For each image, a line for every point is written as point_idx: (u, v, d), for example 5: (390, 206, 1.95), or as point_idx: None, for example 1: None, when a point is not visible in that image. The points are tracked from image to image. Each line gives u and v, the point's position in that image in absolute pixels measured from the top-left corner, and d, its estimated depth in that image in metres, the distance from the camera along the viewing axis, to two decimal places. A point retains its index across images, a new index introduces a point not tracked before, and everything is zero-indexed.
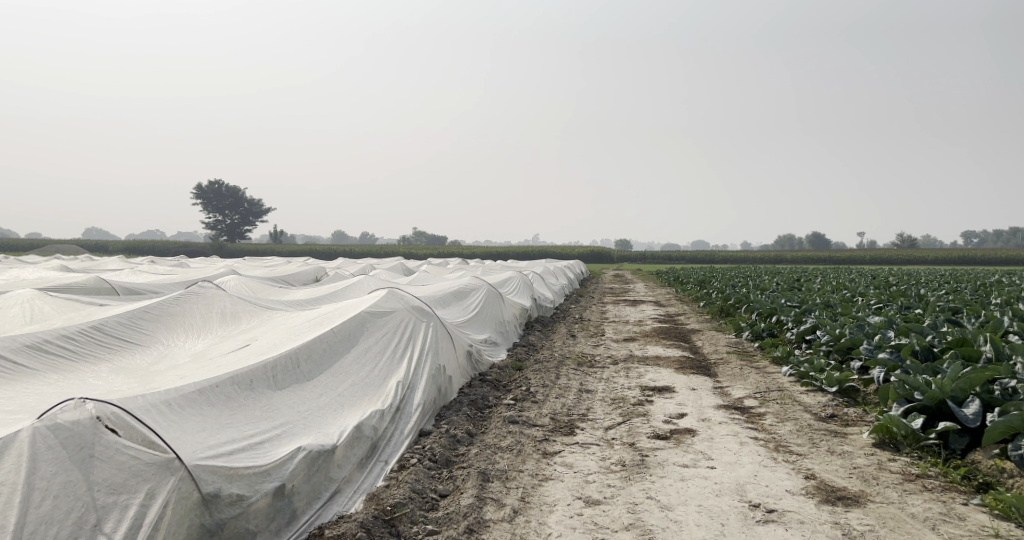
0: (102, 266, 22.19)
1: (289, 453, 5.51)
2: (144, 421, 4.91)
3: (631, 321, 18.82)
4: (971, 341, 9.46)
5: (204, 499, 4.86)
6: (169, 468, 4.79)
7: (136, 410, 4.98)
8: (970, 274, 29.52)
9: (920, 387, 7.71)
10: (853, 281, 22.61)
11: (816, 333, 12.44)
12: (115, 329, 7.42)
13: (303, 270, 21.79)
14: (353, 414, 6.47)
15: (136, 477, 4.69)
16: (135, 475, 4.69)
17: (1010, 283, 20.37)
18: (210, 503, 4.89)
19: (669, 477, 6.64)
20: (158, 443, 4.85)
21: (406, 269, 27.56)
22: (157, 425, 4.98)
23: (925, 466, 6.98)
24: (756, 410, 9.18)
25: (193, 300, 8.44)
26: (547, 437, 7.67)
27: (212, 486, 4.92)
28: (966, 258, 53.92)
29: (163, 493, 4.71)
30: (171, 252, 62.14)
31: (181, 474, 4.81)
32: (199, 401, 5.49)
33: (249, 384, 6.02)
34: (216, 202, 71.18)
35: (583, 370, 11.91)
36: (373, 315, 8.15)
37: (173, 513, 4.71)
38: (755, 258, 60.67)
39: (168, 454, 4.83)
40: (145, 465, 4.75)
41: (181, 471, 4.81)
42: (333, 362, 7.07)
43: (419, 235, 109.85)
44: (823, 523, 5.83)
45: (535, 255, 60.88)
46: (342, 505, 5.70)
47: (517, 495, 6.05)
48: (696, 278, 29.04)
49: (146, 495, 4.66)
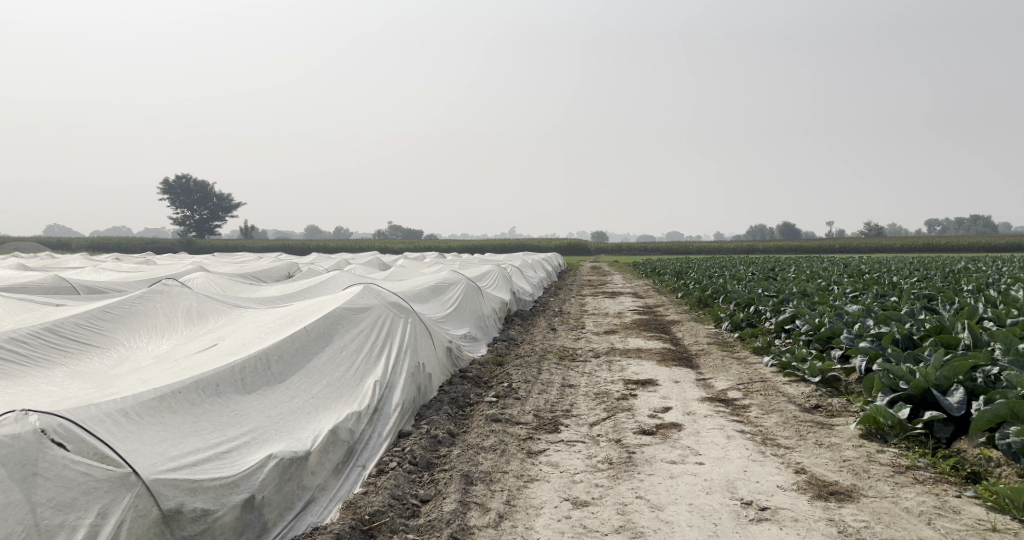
0: (63, 264, 21.53)
1: (258, 462, 5.21)
2: (95, 434, 4.59)
3: (610, 312, 18.67)
4: (950, 328, 9.37)
5: (164, 515, 4.55)
6: (125, 484, 4.48)
7: (86, 422, 4.65)
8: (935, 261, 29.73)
9: (904, 376, 7.56)
10: (826, 269, 22.69)
11: (795, 322, 12.34)
12: (72, 331, 7.05)
13: (275, 266, 21.30)
14: (328, 418, 6.17)
15: (86, 495, 4.36)
16: (85, 492, 4.37)
17: (977, 269, 20.61)
18: (172, 520, 4.59)
19: (657, 475, 6.43)
20: (111, 457, 4.53)
21: (381, 263, 27.21)
22: (111, 437, 4.66)
23: (914, 457, 6.84)
24: (741, 402, 9.03)
25: (157, 299, 8.06)
26: (530, 435, 7.44)
27: (173, 502, 4.61)
28: (933, 245, 54.76)
29: (117, 512, 4.39)
30: (139, 249, 61.01)
31: (138, 490, 4.50)
32: (159, 409, 5.17)
33: (215, 388, 5.70)
34: (185, 197, 70.05)
35: (565, 364, 11.69)
36: (348, 311, 7.83)
37: (128, 532, 4.41)
38: (730, 249, 61.02)
39: (124, 469, 4.52)
40: (97, 482, 4.42)
41: (138, 487, 4.50)
42: (306, 362, 6.76)
43: (394, 229, 109.14)
44: (819, 520, 5.66)
45: (512, 248, 60.71)
46: (318, 514, 5.41)
47: (502, 499, 5.80)
48: (671, 269, 29.04)
49: (98, 515, 4.35)
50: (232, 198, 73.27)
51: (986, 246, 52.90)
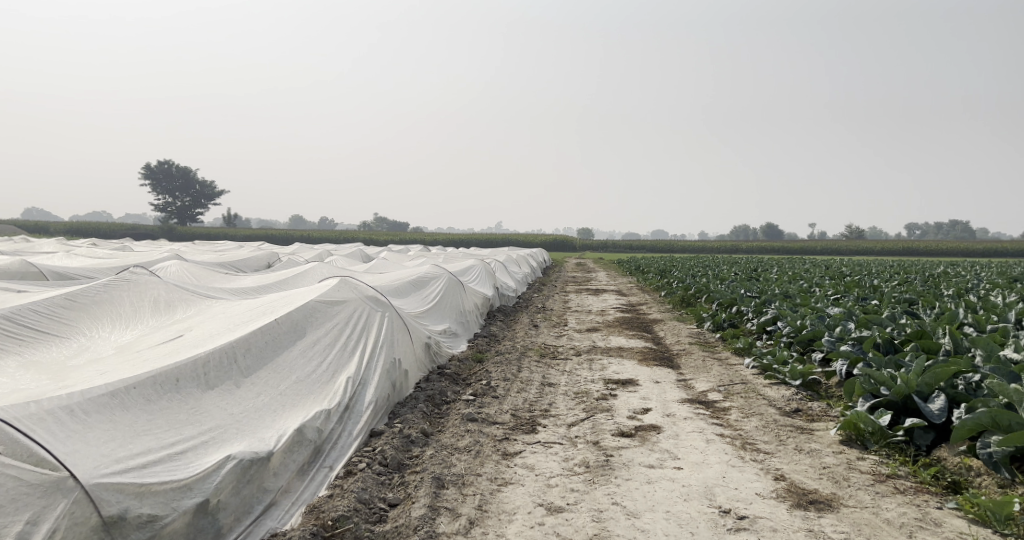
0: (35, 249, 21.08)
1: (215, 464, 4.99)
2: (32, 436, 4.36)
3: (594, 310, 18.54)
4: (930, 333, 9.29)
5: (105, 522, 4.33)
6: (61, 489, 4.26)
7: (22, 422, 4.42)
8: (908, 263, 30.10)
9: (886, 382, 7.45)
10: (808, 271, 22.67)
11: (777, 324, 12.26)
12: (30, 320, 6.80)
13: (255, 255, 20.97)
14: (295, 416, 5.96)
15: (15, 503, 4.13)
16: (14, 499, 4.13)
17: (957, 274, 20.69)
18: (114, 527, 4.37)
19: (635, 480, 6.27)
20: (47, 461, 4.30)
21: (364, 255, 26.90)
22: (50, 438, 4.44)
23: (895, 465, 6.69)
24: (721, 404, 8.89)
25: (124, 287, 7.81)
26: (507, 436, 7.26)
27: (116, 508, 4.39)
28: (914, 250, 55.27)
29: (50, 520, 4.17)
30: (116, 235, 60.25)
31: (76, 496, 4.27)
32: (110, 406, 4.95)
33: (175, 383, 5.48)
34: (166, 183, 69.20)
35: (545, 362, 11.52)
36: (323, 304, 7.62)
37: None
38: (714, 248, 61.20)
39: (61, 473, 4.30)
40: (29, 487, 4.19)
41: (76, 494, 4.28)
42: (275, 356, 6.54)
43: (378, 221, 108.72)
44: (797, 530, 5.52)
45: (497, 243, 60.62)
46: (278, 519, 5.20)
47: (474, 504, 5.62)
48: (656, 267, 29.03)
49: (29, 522, 4.14)
50: (214, 186, 72.44)
51: (964, 250, 53.46)
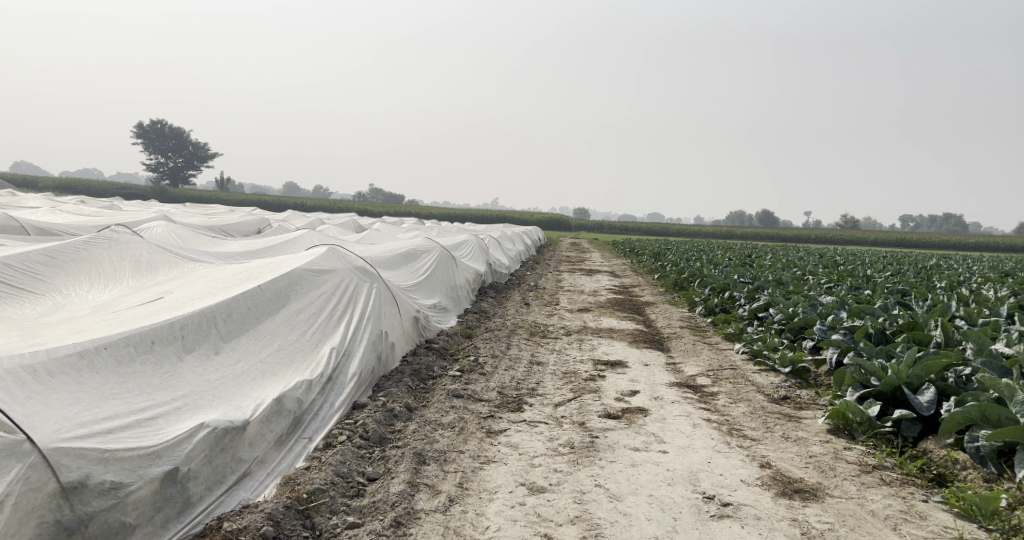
0: (22, 204, 20.79)
1: (187, 432, 4.87)
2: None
3: (587, 290, 18.46)
4: (922, 324, 9.20)
5: (63, 489, 4.22)
6: (16, 454, 4.12)
7: None
8: (900, 255, 30.09)
9: (876, 372, 7.32)
10: (801, 259, 22.60)
11: (769, 310, 12.19)
12: (4, 275, 6.63)
13: (246, 220, 20.75)
14: (274, 385, 5.84)
15: None
16: None
17: (950, 267, 20.67)
18: (73, 494, 4.25)
19: (619, 463, 6.18)
20: (4, 422, 4.17)
21: (357, 225, 26.68)
22: (9, 399, 4.32)
23: (881, 456, 6.61)
24: (709, 389, 8.81)
25: (104, 248, 7.64)
26: (492, 413, 7.16)
27: (76, 474, 4.27)
28: (907, 242, 55.35)
29: (4, 484, 4.04)
30: (108, 193, 59.71)
31: (31, 461, 4.14)
32: (77, 367, 4.83)
33: (149, 346, 5.35)
34: (160, 144, 68.54)
35: (535, 341, 11.42)
36: (310, 273, 7.48)
37: (15, 507, 4.06)
38: (707, 233, 61.25)
39: (16, 435, 4.16)
40: None
41: (32, 458, 4.14)
42: (257, 323, 6.41)
43: (374, 192, 108.21)
44: (781, 519, 5.45)
45: (491, 220, 60.47)
46: (251, 490, 5.11)
47: (454, 481, 5.53)
48: (650, 250, 28.92)
49: None
50: (208, 149, 71.75)
51: (958, 243, 53.55)
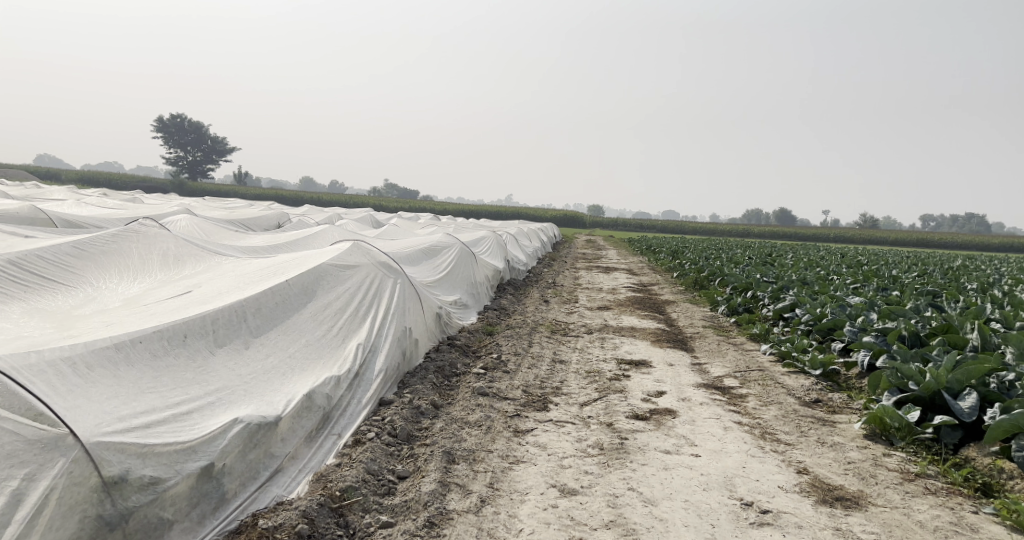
0: (45, 196, 20.89)
1: (222, 427, 4.79)
2: (30, 389, 4.14)
3: (605, 288, 18.30)
4: (957, 327, 8.97)
5: (105, 483, 4.12)
6: (59, 447, 4.03)
7: (22, 373, 4.21)
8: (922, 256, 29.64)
9: (914, 376, 7.12)
10: (823, 258, 22.27)
11: (795, 310, 11.98)
12: (36, 267, 6.57)
13: (264, 215, 20.74)
14: (303, 381, 5.75)
15: (9, 460, 3.91)
16: (9, 456, 3.92)
17: (976, 267, 20.28)
18: (114, 489, 4.16)
19: (651, 465, 6.04)
20: (46, 416, 4.09)
21: (375, 220, 26.63)
22: (50, 392, 4.24)
23: (923, 464, 6.41)
24: (738, 391, 8.64)
25: (132, 241, 7.58)
26: (518, 412, 7.04)
27: (118, 468, 4.18)
28: (927, 242, 54.67)
29: (47, 478, 3.95)
30: (127, 186, 60.11)
31: (75, 455, 4.05)
32: (113, 359, 4.75)
33: (182, 339, 5.27)
34: (179, 137, 68.89)
35: (556, 339, 11.28)
36: (336, 268, 7.39)
37: (57, 502, 3.96)
38: (723, 230, 60.81)
39: (60, 429, 4.08)
40: (25, 444, 3.98)
41: (75, 452, 4.05)
42: (286, 318, 6.32)
43: (390, 187, 108.38)
44: (824, 528, 5.29)
45: (507, 216, 60.34)
46: (284, 487, 5.02)
47: (485, 481, 5.41)
48: (668, 247, 28.68)
49: (24, 480, 3.92)
50: (226, 143, 72.05)
51: (979, 244, 52.83)
